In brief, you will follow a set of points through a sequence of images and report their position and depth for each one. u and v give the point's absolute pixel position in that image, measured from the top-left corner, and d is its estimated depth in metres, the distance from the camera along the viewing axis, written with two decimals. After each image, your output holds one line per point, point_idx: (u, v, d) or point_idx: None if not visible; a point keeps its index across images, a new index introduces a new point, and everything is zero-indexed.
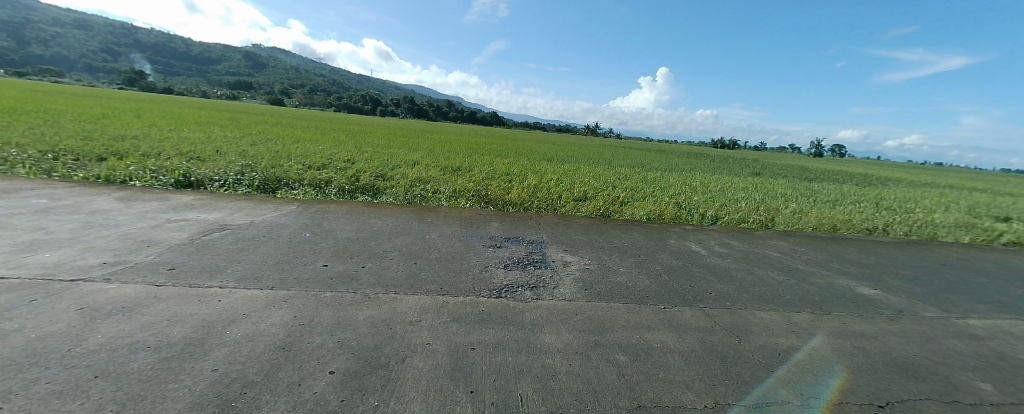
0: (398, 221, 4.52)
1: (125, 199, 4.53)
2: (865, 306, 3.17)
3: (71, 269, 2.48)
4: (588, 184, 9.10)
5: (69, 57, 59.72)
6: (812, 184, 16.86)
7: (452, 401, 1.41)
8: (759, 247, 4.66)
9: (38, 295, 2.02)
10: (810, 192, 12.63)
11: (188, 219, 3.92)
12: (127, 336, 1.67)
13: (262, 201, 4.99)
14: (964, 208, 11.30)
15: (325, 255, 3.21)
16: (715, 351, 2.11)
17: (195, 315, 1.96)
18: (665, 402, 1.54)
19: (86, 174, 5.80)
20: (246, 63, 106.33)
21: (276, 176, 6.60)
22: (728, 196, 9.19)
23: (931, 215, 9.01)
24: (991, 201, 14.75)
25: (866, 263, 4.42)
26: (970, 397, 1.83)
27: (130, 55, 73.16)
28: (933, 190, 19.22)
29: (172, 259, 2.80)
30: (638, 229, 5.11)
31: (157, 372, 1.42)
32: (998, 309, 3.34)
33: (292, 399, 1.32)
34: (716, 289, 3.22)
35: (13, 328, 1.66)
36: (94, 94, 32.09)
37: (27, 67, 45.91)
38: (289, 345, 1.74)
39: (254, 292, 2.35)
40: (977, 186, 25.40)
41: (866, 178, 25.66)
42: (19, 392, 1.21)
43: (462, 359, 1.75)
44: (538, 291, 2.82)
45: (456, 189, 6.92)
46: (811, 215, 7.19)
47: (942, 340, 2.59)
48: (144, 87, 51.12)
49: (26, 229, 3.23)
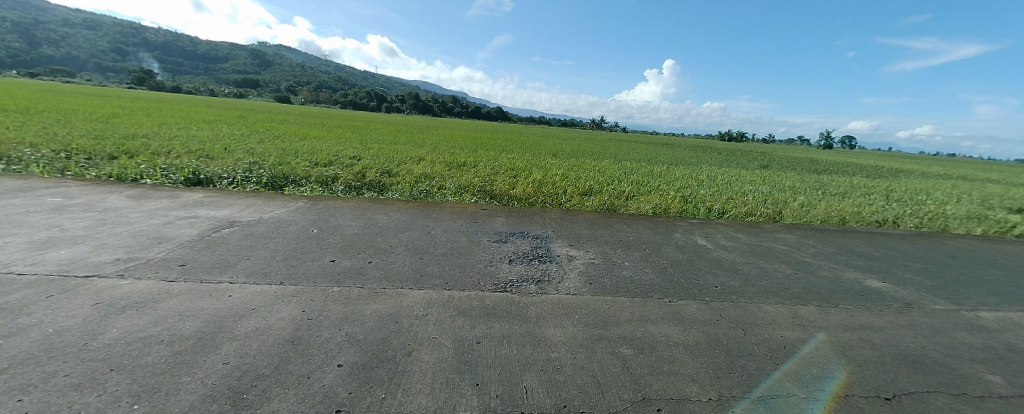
0: (404, 217, 4.56)
1: (138, 197, 4.63)
2: (873, 298, 3.13)
3: (85, 265, 2.54)
4: (593, 179, 9.04)
5: (79, 57, 60.69)
6: (820, 177, 16.57)
7: (458, 393, 1.43)
8: (766, 241, 4.60)
9: (54, 291, 2.08)
10: (817, 185, 12.44)
11: (198, 216, 3.99)
12: (142, 331, 1.72)
13: (270, 197, 5.06)
14: (978, 200, 11.03)
15: (333, 251, 3.25)
16: (720, 344, 2.10)
17: (206, 310, 2.00)
18: (669, 395, 1.54)
19: (99, 172, 5.93)
20: (251, 61, 107.27)
21: (283, 173, 6.67)
22: (736, 190, 9.09)
23: (942, 206, 8.82)
24: (1006, 192, 14.38)
25: (875, 256, 4.35)
26: (979, 390, 1.80)
27: (137, 54, 73.92)
28: (946, 182, 18.81)
29: (184, 255, 2.86)
30: (643, 223, 5.08)
31: (171, 366, 1.45)
32: (1010, 301, 3.27)
33: (301, 391, 1.35)
34: (722, 283, 3.20)
35: (31, 322, 1.72)
36: (105, 93, 32.90)
37: (39, 68, 46.72)
38: (298, 339, 1.77)
39: (264, 287, 2.40)
40: (991, 177, 24.81)
41: (877, 170, 25.16)
42: (38, 385, 1.24)
43: (467, 352, 1.77)
44: (542, 285, 2.83)
45: (461, 185, 6.93)
46: (819, 208, 7.07)
47: (951, 333, 2.55)
48: (154, 86, 51.87)
49: (43, 226, 3.32)
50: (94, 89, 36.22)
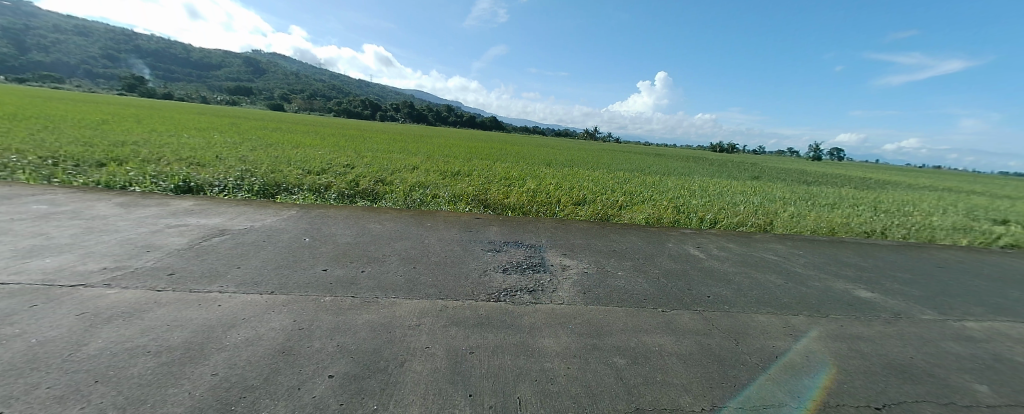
0: (397, 226, 4.54)
1: (126, 204, 4.55)
2: (862, 308, 3.19)
3: (71, 274, 2.49)
4: (587, 188, 9.14)
5: (70, 64, 60.22)
6: (810, 188, 16.95)
7: (451, 404, 1.42)
8: (758, 251, 4.67)
9: (38, 301, 2.03)
10: (808, 195, 12.71)
11: (188, 224, 3.93)
12: (128, 341, 1.68)
13: (262, 206, 5.02)
14: (962, 211, 11.30)
15: (325, 260, 3.22)
16: (712, 354, 2.12)
17: (195, 320, 1.96)
18: (663, 405, 1.55)
19: (85, 179, 5.82)
20: (247, 69, 107.64)
21: (275, 182, 6.63)
22: (727, 200, 9.28)
23: (929, 218, 9.02)
24: (990, 204, 14.79)
25: (863, 267, 4.44)
26: (966, 399, 1.84)
27: (129, 60, 73.41)
28: (932, 194, 19.33)
29: (173, 264, 2.82)
30: (637, 232, 5.14)
31: (158, 377, 1.43)
32: (995, 312, 3.36)
33: (292, 403, 1.33)
34: (714, 292, 3.24)
35: (14, 332, 1.68)
36: (91, 99, 32.60)
37: (28, 74, 46.14)
38: (289, 349, 1.76)
39: (254, 296, 2.37)
40: (975, 189, 25.55)
41: (864, 182, 25.72)
42: (20, 397, 1.21)
43: (461, 362, 1.76)
44: (536, 295, 2.84)
45: (455, 193, 6.96)
46: (809, 219, 7.23)
47: (939, 343, 2.60)
48: (144, 93, 51.27)
49: (26, 234, 3.24)
50: (85, 96, 35.50)
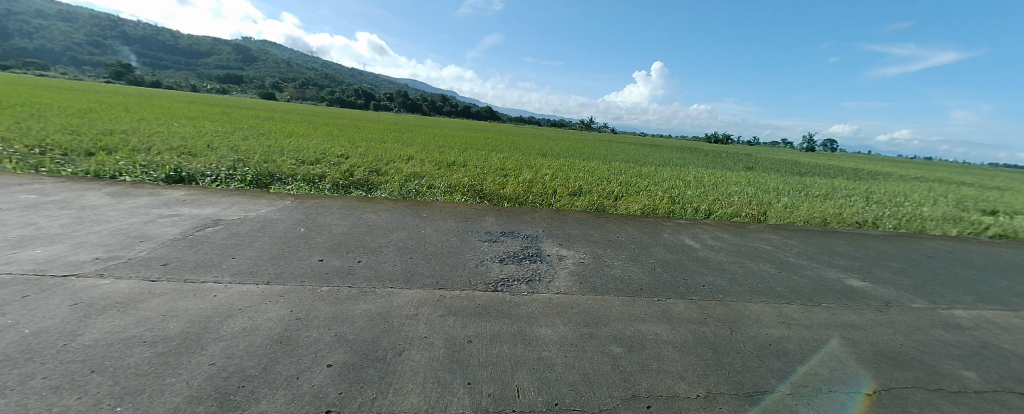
0: (393, 216, 4.52)
1: (116, 194, 4.48)
2: (855, 297, 3.24)
3: (62, 264, 2.45)
4: (584, 179, 9.13)
5: (53, 49, 58.20)
6: (805, 179, 17.14)
7: (450, 393, 1.43)
8: (752, 241, 4.71)
9: (30, 291, 2.01)
10: (801, 186, 12.90)
11: (180, 214, 3.88)
12: (122, 332, 1.67)
13: (256, 196, 4.96)
14: (952, 202, 11.49)
15: (320, 250, 3.20)
16: (708, 343, 2.15)
17: (191, 310, 1.95)
18: (659, 392, 1.58)
19: (74, 168, 5.71)
20: (237, 57, 105.43)
21: (268, 171, 6.54)
22: (723, 190, 9.33)
23: (920, 208, 9.14)
24: (977, 194, 15.09)
25: (855, 256, 4.51)
26: (954, 385, 1.89)
27: (116, 47, 71.54)
28: (924, 184, 19.63)
29: (167, 255, 2.79)
30: (633, 223, 5.16)
31: (154, 367, 1.42)
32: (984, 300, 3.43)
33: (290, 392, 1.34)
34: (709, 281, 3.27)
35: (6, 323, 1.66)
36: (78, 87, 32.07)
37: (11, 61, 44.91)
38: (286, 338, 1.75)
39: (250, 287, 2.35)
40: (967, 180, 25.77)
41: (858, 173, 25.99)
42: (16, 387, 1.21)
43: (459, 351, 1.78)
44: (533, 285, 2.85)
45: (451, 184, 6.91)
46: (803, 209, 7.30)
47: (929, 331, 2.66)
48: (131, 81, 49.80)
49: (16, 224, 3.19)
50: (68, 83, 34.19)
